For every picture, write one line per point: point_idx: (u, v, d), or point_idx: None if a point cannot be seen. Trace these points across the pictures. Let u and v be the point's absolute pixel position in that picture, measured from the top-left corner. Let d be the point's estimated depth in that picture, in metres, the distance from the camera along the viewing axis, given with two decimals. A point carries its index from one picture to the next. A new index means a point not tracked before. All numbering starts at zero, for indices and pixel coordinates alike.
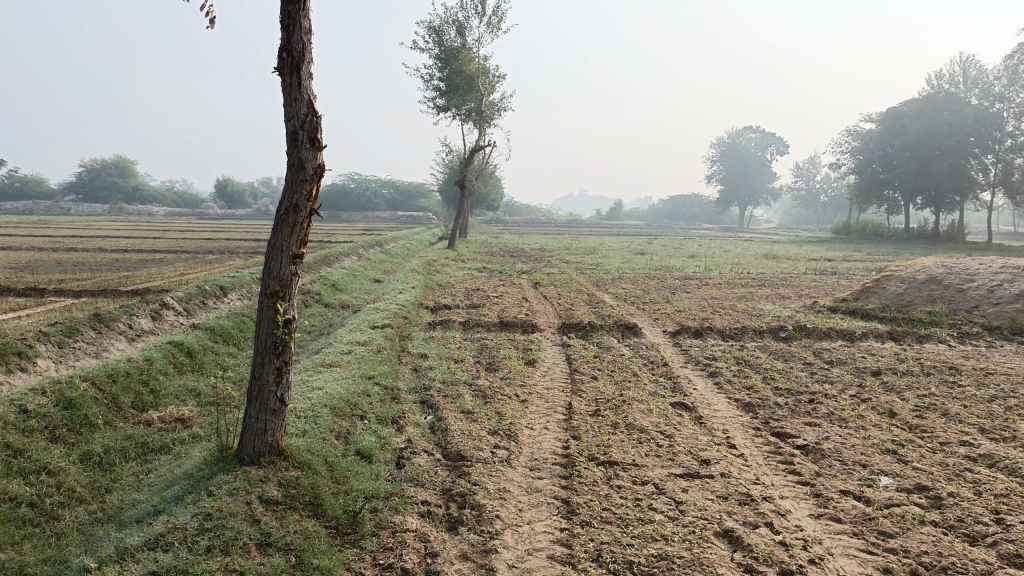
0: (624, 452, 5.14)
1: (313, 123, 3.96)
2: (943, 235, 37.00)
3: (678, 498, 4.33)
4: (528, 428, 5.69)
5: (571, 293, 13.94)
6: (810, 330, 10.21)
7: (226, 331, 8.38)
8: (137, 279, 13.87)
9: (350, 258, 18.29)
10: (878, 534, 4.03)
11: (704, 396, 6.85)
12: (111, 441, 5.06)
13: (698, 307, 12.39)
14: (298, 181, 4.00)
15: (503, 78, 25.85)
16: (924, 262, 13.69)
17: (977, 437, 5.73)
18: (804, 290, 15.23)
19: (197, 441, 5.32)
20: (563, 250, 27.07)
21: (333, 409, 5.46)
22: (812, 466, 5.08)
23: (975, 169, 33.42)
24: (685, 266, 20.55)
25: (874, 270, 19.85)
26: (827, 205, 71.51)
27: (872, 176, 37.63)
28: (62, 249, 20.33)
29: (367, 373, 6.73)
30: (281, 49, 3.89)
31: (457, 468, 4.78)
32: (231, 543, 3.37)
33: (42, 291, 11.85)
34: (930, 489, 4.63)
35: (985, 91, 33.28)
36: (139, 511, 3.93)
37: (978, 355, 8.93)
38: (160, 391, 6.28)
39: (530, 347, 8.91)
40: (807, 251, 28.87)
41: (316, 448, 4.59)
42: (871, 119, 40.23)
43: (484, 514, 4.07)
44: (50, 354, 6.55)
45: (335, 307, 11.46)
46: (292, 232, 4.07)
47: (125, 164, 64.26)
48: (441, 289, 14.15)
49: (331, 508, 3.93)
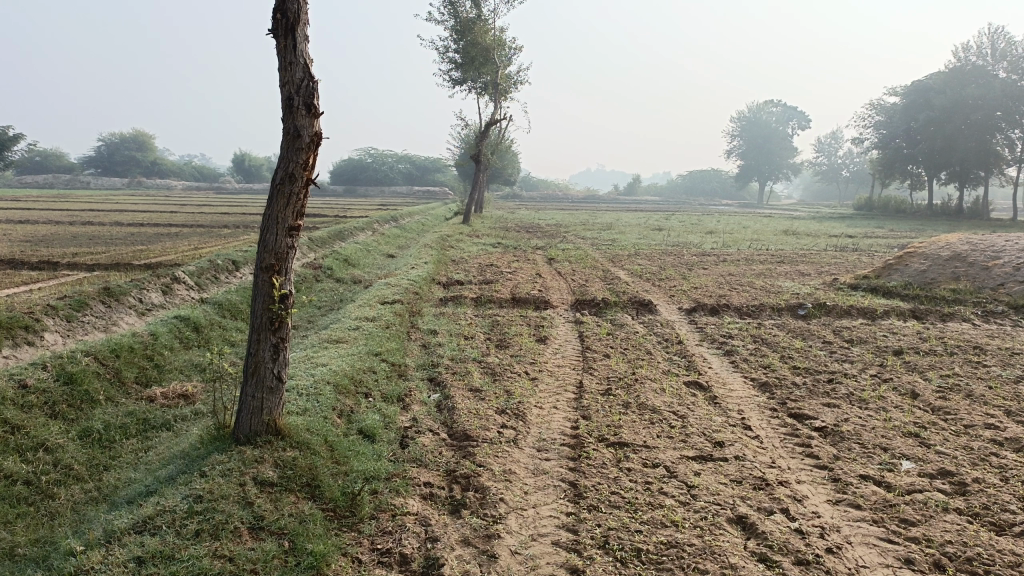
0: (635, 433, 4.98)
1: (309, 88, 3.79)
2: (967, 213, 36.28)
3: (690, 482, 4.18)
4: (537, 407, 5.55)
5: (585, 270, 13.73)
6: (830, 308, 9.96)
7: (234, 306, 8.27)
8: (152, 253, 13.79)
9: (364, 233, 18.23)
10: (899, 522, 3.86)
11: (719, 374, 6.69)
12: (111, 417, 4.97)
13: (715, 284, 12.16)
14: (294, 150, 3.84)
15: (519, 51, 25.46)
16: (948, 239, 13.33)
17: (1003, 420, 5.52)
18: (823, 267, 14.91)
19: (199, 418, 5.21)
20: (579, 225, 26.83)
21: (337, 386, 5.34)
22: (831, 449, 4.90)
23: (1000, 144, 32.59)
24: (703, 242, 20.26)
25: (896, 248, 19.44)
26: (849, 180, 70.61)
27: (895, 151, 36.87)
28: (78, 222, 20.28)
29: (374, 350, 6.59)
30: (275, 10, 3.70)
31: (463, 448, 4.64)
32: (221, 527, 3.26)
33: (56, 265, 11.79)
34: (954, 475, 4.45)
35: (1013, 64, 32.33)
36: (132, 491, 3.83)
37: (1004, 335, 8.67)
38: (164, 366, 6.18)
39: (541, 324, 8.75)
40: (828, 227, 28.29)
41: (316, 427, 4.46)
42: (895, 93, 39.41)
43: (488, 496, 3.93)
44: (58, 328, 6.46)
45: (347, 283, 11.33)
46: (288, 204, 3.92)
47: (144, 138, 64.49)
48: (454, 264, 13.98)
49: (330, 489, 3.81)
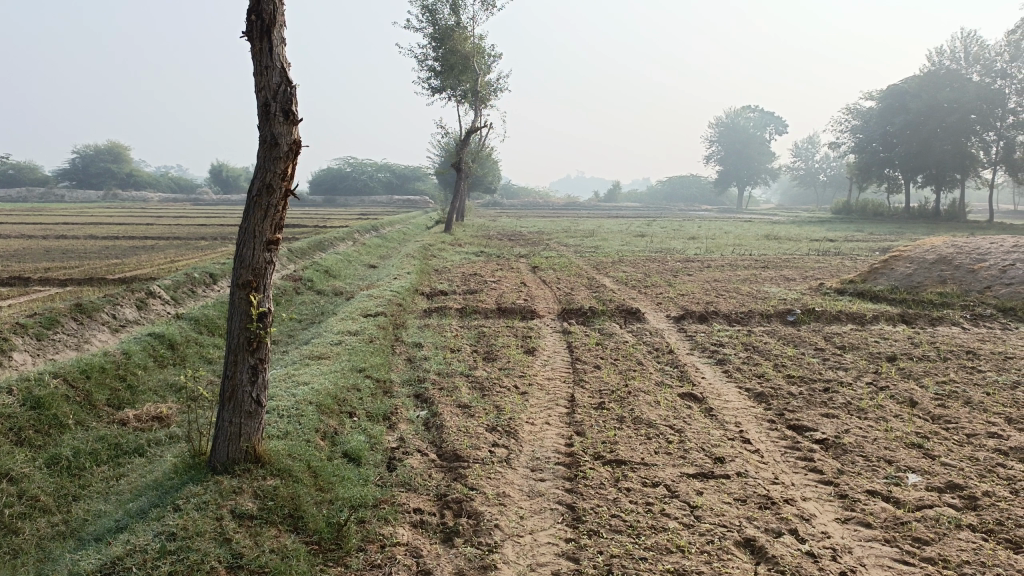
0: (632, 450, 4.79)
1: (286, 94, 3.58)
2: (944, 215, 36.54)
3: (693, 502, 3.99)
4: (529, 424, 5.33)
5: (570, 278, 13.55)
6: (819, 314, 9.84)
7: (211, 321, 7.99)
8: (127, 267, 13.45)
9: (345, 243, 18.00)
10: (912, 541, 3.69)
11: (713, 385, 6.51)
12: (81, 443, 4.70)
13: (702, 291, 12.02)
14: (272, 159, 3.63)
15: (499, 58, 25.31)
16: (933, 241, 13.27)
17: (1005, 428, 5.39)
18: (808, 272, 14.81)
19: (174, 442, 4.96)
20: (561, 233, 26.68)
21: (319, 406, 5.11)
22: (834, 462, 4.74)
23: (976, 147, 32.82)
24: (686, 248, 20.17)
25: (878, 251, 19.46)
26: (827, 184, 71.25)
27: (872, 155, 37.10)
28: (52, 236, 19.84)
29: (358, 366, 6.35)
30: (249, 11, 3.48)
31: (453, 470, 4.43)
32: (196, 568, 3.03)
33: (27, 281, 11.43)
34: (963, 488, 4.30)
35: (986, 67, 32.66)
36: (101, 527, 3.58)
37: (995, 338, 8.58)
38: (138, 387, 5.91)
39: (529, 335, 8.54)
40: (809, 232, 28.30)
41: (298, 451, 4.23)
42: (871, 97, 39.66)
43: (482, 523, 3.72)
44: (28, 347, 6.18)
45: (328, 295, 11.07)
46: (265, 216, 3.70)
47: (119, 149, 63.71)
48: (438, 274, 13.76)
49: (313, 520, 3.59)
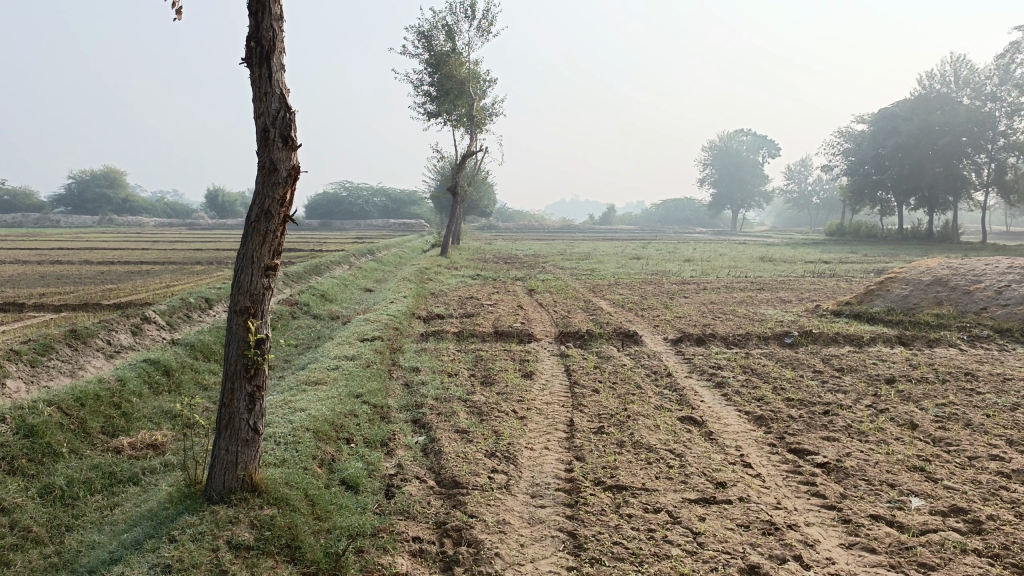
0: (633, 475, 4.74)
1: (285, 120, 3.58)
2: (937, 236, 36.74)
3: (695, 528, 3.94)
4: (528, 449, 5.28)
5: (567, 300, 13.55)
6: (816, 336, 9.82)
7: (207, 347, 7.94)
8: (121, 292, 13.37)
9: (341, 267, 18.00)
10: (917, 567, 3.65)
11: (712, 409, 6.47)
12: (74, 472, 4.64)
13: (698, 313, 12.01)
14: (270, 185, 3.61)
15: (493, 82, 25.47)
16: (928, 262, 13.31)
17: (1006, 450, 5.36)
18: (804, 293, 14.83)
19: (169, 470, 4.90)
20: (556, 255, 26.73)
21: (316, 433, 5.05)
22: (836, 487, 4.70)
23: (968, 168, 33.08)
24: (682, 270, 20.21)
25: (873, 272, 19.53)
26: (820, 207, 71.66)
27: (864, 177, 37.35)
28: (47, 262, 19.78)
29: (354, 392, 6.30)
30: (248, 38, 3.49)
31: (452, 497, 4.38)
32: None
33: (21, 307, 11.36)
34: (967, 512, 4.26)
35: (976, 90, 33.01)
36: (95, 558, 3.52)
37: (993, 360, 8.57)
38: (132, 414, 5.85)
39: (526, 359, 8.50)
40: (803, 253, 28.39)
41: (295, 479, 4.18)
42: (863, 119, 40.01)
43: (482, 551, 3.67)
44: (21, 374, 6.11)
45: (324, 319, 11.02)
46: (263, 242, 3.68)
47: (115, 175, 63.75)
48: (434, 298, 13.73)
49: (311, 550, 3.54)
